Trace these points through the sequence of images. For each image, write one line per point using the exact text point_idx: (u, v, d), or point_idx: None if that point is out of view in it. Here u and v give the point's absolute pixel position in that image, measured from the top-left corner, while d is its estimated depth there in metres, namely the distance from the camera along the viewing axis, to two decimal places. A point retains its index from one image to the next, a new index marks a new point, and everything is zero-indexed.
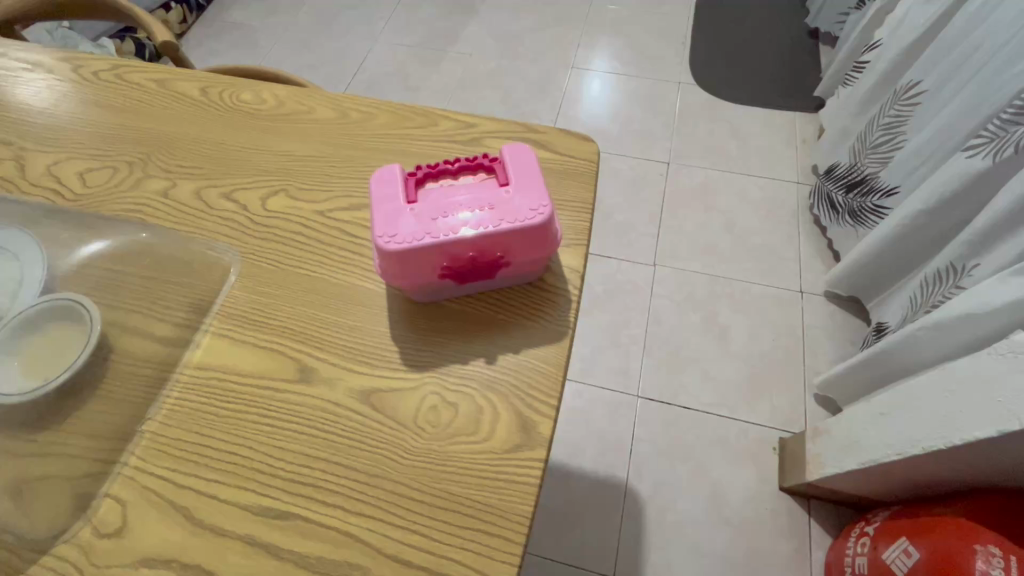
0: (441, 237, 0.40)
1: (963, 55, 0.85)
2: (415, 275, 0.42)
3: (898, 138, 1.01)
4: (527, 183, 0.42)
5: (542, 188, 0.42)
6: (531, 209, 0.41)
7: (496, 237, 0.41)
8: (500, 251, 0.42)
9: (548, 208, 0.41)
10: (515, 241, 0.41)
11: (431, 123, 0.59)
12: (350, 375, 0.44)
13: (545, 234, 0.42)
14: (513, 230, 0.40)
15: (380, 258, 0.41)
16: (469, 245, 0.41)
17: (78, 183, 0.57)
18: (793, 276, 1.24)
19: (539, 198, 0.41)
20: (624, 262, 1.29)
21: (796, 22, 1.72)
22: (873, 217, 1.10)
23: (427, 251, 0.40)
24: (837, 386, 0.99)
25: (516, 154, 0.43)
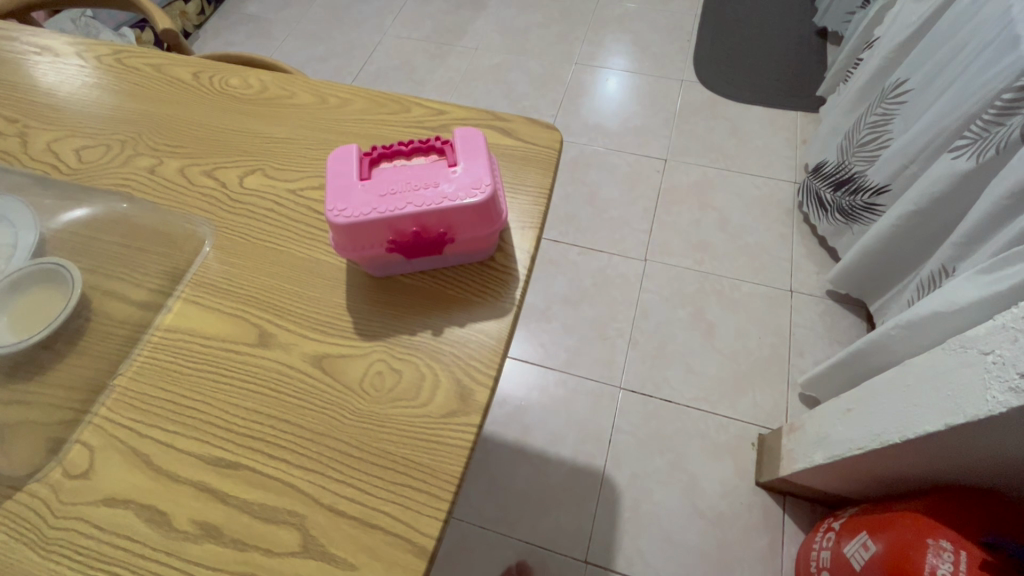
0: (388, 212, 0.42)
1: (949, 55, 0.85)
2: (365, 248, 0.45)
3: (884, 137, 1.01)
4: (473, 164, 0.44)
5: (489, 168, 0.44)
6: (474, 188, 0.43)
7: (439, 214, 0.43)
8: (444, 228, 0.44)
9: (490, 187, 0.43)
10: (457, 219, 0.43)
11: (403, 109, 0.62)
12: (306, 341, 0.47)
13: (491, 212, 0.44)
14: (457, 208, 0.43)
15: (332, 231, 0.44)
16: (413, 221, 0.43)
17: (75, 158, 0.62)
18: (784, 275, 1.24)
19: (484, 178, 0.43)
20: (616, 256, 1.30)
21: (804, 20, 1.70)
22: (865, 215, 1.08)
23: (373, 226, 0.43)
24: (820, 385, 0.99)
25: (466, 136, 0.45)
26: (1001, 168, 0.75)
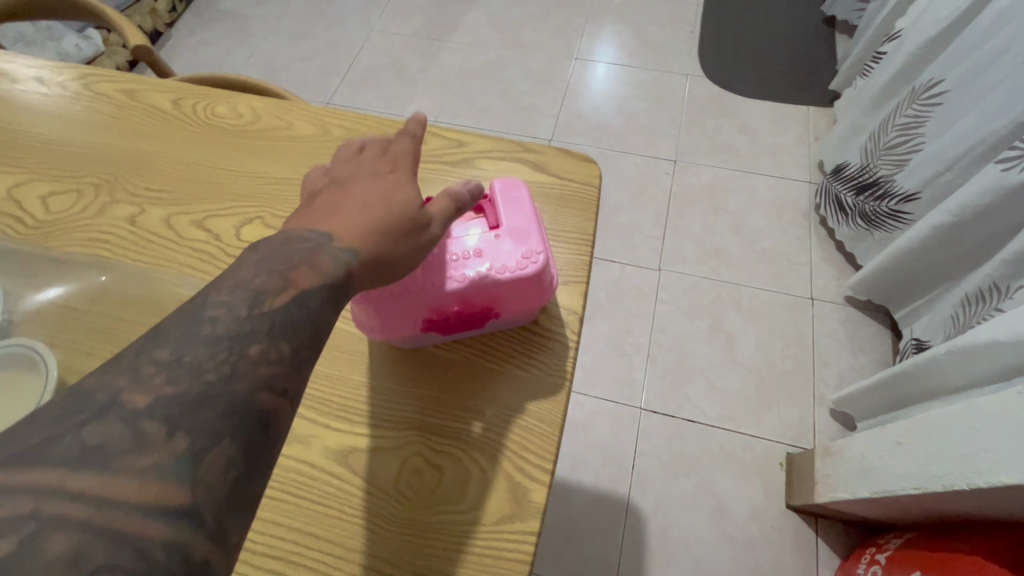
0: (426, 287, 0.38)
1: (990, 55, 0.80)
2: (398, 324, 0.40)
3: (915, 140, 0.96)
4: (519, 227, 0.40)
5: (536, 230, 0.41)
6: (523, 258, 0.39)
7: (486, 288, 0.39)
8: (489, 301, 0.40)
9: (541, 257, 0.40)
10: (505, 292, 0.40)
11: (419, 141, 0.55)
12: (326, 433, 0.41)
13: (542, 282, 0.40)
14: (506, 281, 0.39)
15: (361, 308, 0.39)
16: (456, 296, 0.39)
17: (40, 208, 0.53)
18: (804, 282, 1.19)
19: (533, 244, 0.40)
20: (628, 266, 1.24)
21: (811, 8, 1.63)
22: (889, 221, 1.03)
23: (408, 305, 0.39)
24: (857, 402, 0.96)
25: (505, 193, 0.41)
26: None
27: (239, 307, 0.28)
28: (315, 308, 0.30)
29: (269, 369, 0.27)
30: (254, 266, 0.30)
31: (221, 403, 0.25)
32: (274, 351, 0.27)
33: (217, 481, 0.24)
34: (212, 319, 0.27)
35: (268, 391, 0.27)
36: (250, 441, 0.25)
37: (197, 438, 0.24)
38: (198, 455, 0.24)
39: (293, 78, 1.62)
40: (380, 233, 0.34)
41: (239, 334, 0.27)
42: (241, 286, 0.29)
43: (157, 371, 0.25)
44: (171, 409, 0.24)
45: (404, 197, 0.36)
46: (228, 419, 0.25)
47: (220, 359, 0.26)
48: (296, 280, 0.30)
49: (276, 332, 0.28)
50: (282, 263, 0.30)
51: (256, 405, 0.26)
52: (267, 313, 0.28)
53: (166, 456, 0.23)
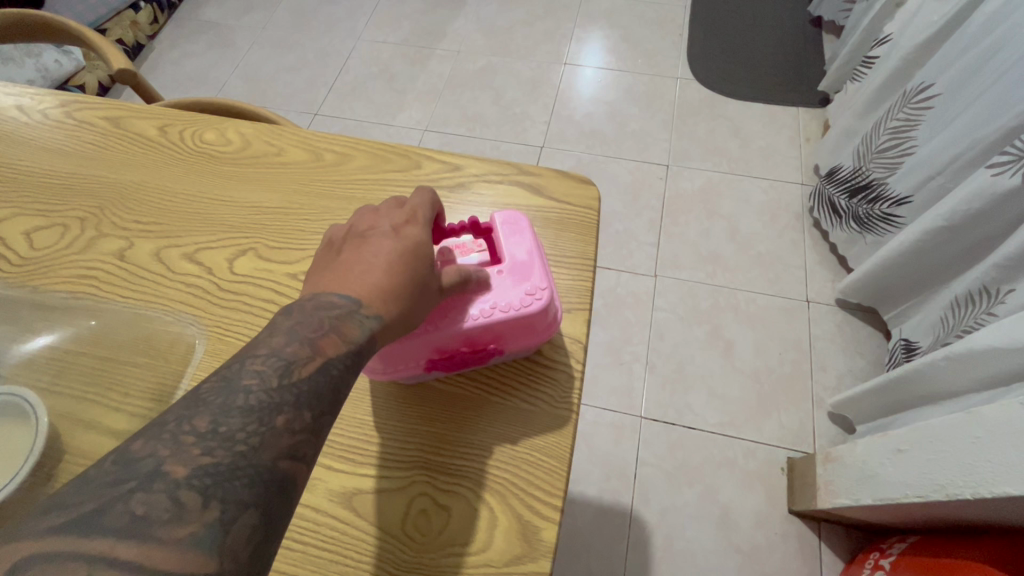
0: (425, 331, 0.39)
1: (980, 59, 0.81)
2: (402, 365, 0.41)
3: (907, 143, 0.97)
4: (522, 264, 0.41)
5: (538, 265, 0.41)
6: (528, 295, 0.40)
7: (491, 328, 0.40)
8: (494, 340, 0.41)
9: (546, 293, 0.40)
10: (510, 330, 0.40)
11: (414, 166, 0.54)
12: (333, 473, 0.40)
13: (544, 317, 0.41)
14: (506, 320, 0.39)
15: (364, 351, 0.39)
16: (462, 338, 0.40)
17: (25, 245, 0.52)
18: (799, 285, 1.20)
19: (537, 281, 0.40)
20: (625, 273, 1.24)
21: (797, 9, 1.64)
22: (881, 225, 1.04)
23: (409, 349, 0.39)
24: (854, 405, 0.96)
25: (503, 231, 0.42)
26: None
27: (270, 377, 0.29)
28: (338, 376, 0.31)
29: (294, 437, 0.27)
30: (287, 333, 0.31)
31: (249, 473, 0.26)
32: (299, 421, 0.28)
33: (244, 554, 0.24)
34: (246, 388, 0.28)
35: (293, 461, 0.27)
36: (275, 509, 0.26)
37: (231, 507, 0.24)
38: (228, 526, 0.24)
39: (280, 89, 1.60)
40: (400, 296, 0.35)
41: (269, 405, 0.27)
42: (274, 355, 0.30)
43: (196, 442, 0.25)
44: (208, 482, 0.24)
45: (422, 267, 0.37)
46: (256, 489, 0.25)
47: (251, 430, 0.26)
48: (323, 348, 0.31)
49: (302, 402, 0.29)
50: (312, 329, 0.31)
51: (281, 474, 0.27)
52: (296, 385, 0.29)
53: (204, 525, 0.23)
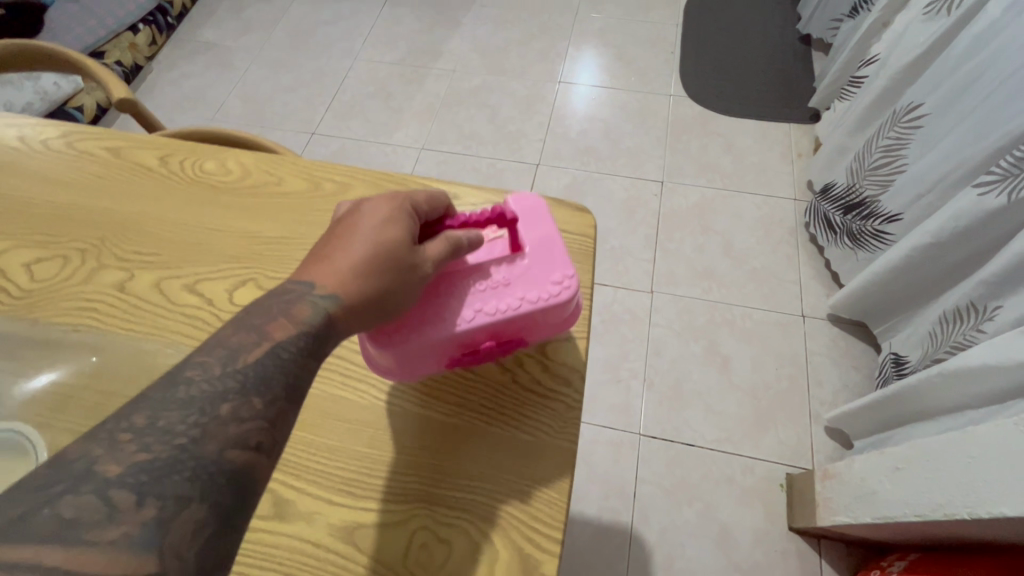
0: (456, 326, 0.41)
1: (965, 81, 0.83)
2: (432, 358, 0.42)
3: (897, 161, 0.98)
4: (547, 255, 0.43)
5: (562, 254, 0.43)
6: (555, 283, 0.42)
7: (520, 317, 0.42)
8: (521, 327, 0.43)
9: (572, 280, 0.42)
10: (537, 317, 0.42)
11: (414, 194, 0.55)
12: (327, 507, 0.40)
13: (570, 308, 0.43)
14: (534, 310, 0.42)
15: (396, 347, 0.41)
16: (490, 327, 0.41)
17: (24, 277, 0.52)
18: (794, 300, 1.21)
19: (563, 269, 0.42)
20: (621, 290, 1.24)
21: (787, 27, 1.68)
22: (873, 241, 1.06)
23: (439, 343, 0.41)
24: (851, 420, 0.96)
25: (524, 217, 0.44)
26: None
27: (213, 366, 0.31)
28: (287, 359, 0.33)
29: (239, 427, 0.30)
30: (241, 323, 0.34)
31: (190, 468, 0.28)
32: (247, 410, 0.30)
33: (185, 546, 0.26)
34: (186, 382, 0.30)
35: (239, 450, 0.29)
36: (224, 500, 0.28)
37: (169, 504, 0.26)
38: (166, 522, 0.26)
39: (278, 109, 1.62)
40: (368, 275, 0.37)
41: (211, 397, 0.30)
42: (219, 345, 0.32)
43: (131, 439, 0.27)
44: (148, 479, 0.27)
45: (393, 245, 0.39)
46: (198, 483, 0.28)
47: (190, 423, 0.29)
48: (272, 332, 0.33)
49: (246, 389, 0.31)
50: (267, 314, 0.34)
51: (227, 466, 0.29)
52: (241, 372, 0.31)
53: (143, 522, 0.25)
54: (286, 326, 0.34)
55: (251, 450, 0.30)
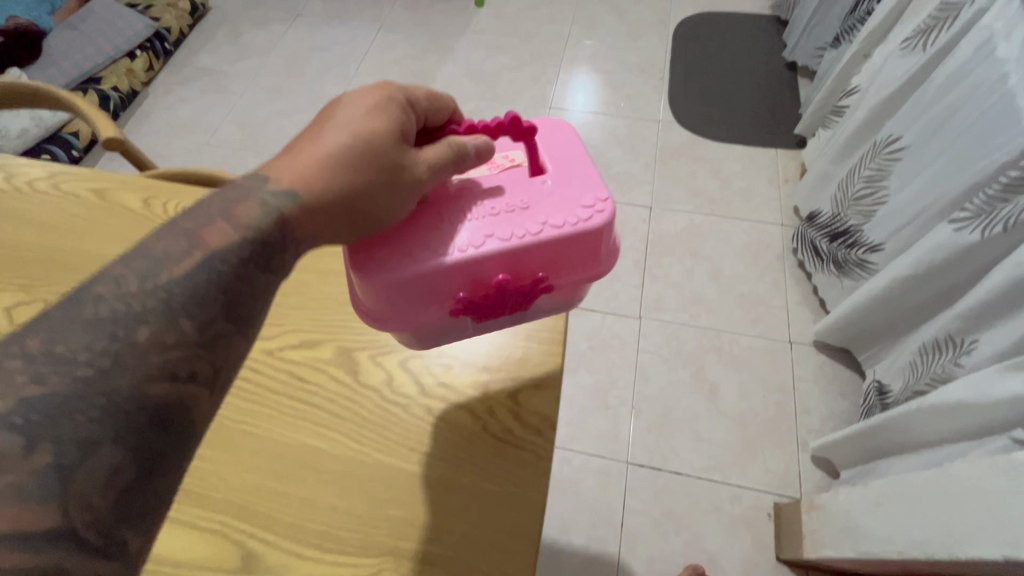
0: (462, 252, 0.38)
1: (942, 116, 0.85)
2: (449, 290, 0.40)
3: (879, 192, 0.99)
4: (576, 182, 0.42)
5: (592, 180, 0.42)
6: (586, 206, 0.41)
7: (547, 242, 0.40)
8: (547, 255, 0.41)
9: (604, 204, 0.41)
10: (564, 243, 0.40)
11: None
12: (296, 526, 0.41)
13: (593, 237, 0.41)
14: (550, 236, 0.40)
15: (414, 277, 0.38)
16: (514, 252, 0.39)
17: (5, 321, 0.53)
18: (782, 325, 1.21)
19: (593, 195, 0.41)
20: (610, 315, 1.25)
21: (773, 54, 1.71)
22: (857, 270, 1.06)
23: (445, 271, 0.39)
24: (836, 450, 0.96)
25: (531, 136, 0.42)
26: (1008, 246, 0.70)
27: (129, 283, 0.30)
28: (224, 272, 0.33)
29: (156, 360, 0.29)
30: (176, 229, 0.33)
31: (93, 408, 0.27)
32: (171, 336, 0.30)
33: (89, 493, 0.26)
34: (96, 303, 0.29)
35: (157, 382, 0.29)
36: (142, 438, 0.28)
37: (67, 453, 0.26)
38: (65, 472, 0.26)
39: (272, 134, 1.64)
40: (342, 172, 0.36)
41: (124, 322, 0.29)
42: (143, 255, 0.31)
43: (25, 367, 0.27)
44: (48, 416, 0.26)
45: (374, 141, 0.37)
46: (104, 427, 0.27)
47: (97, 352, 0.28)
48: (206, 238, 0.33)
49: (169, 313, 0.30)
50: (212, 214, 0.34)
51: (144, 401, 0.28)
52: (161, 291, 0.30)
53: (42, 464, 0.25)
54: (225, 231, 0.33)
55: (174, 381, 0.30)
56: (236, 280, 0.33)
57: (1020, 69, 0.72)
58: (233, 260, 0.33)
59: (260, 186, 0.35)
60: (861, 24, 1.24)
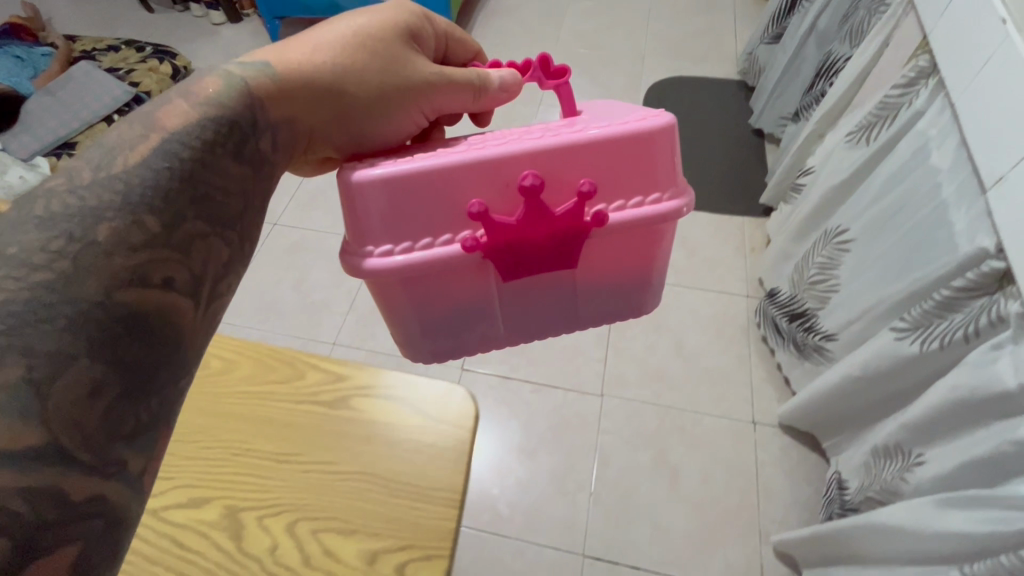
0: (504, 148, 0.46)
1: (884, 215, 0.85)
2: (490, 187, 0.47)
3: (831, 280, 0.99)
4: (616, 115, 0.51)
5: (634, 111, 0.51)
6: (633, 118, 0.48)
7: (594, 142, 0.47)
8: (589, 156, 0.47)
9: (652, 116, 0.48)
10: (608, 143, 0.47)
11: (333, 377, 0.55)
12: None
13: (639, 141, 0.47)
14: (596, 139, 0.46)
15: (464, 169, 0.45)
16: (558, 149, 0.46)
17: None
18: (745, 405, 1.19)
19: (636, 115, 0.49)
20: (571, 392, 1.23)
21: (741, 118, 1.73)
22: (815, 355, 1.04)
23: (484, 164, 0.45)
24: (794, 550, 0.93)
25: (571, 89, 0.56)
26: (946, 362, 0.69)
27: (82, 175, 0.33)
28: (188, 159, 0.37)
29: (128, 257, 0.32)
30: (159, 110, 0.38)
31: (69, 303, 0.29)
32: (136, 235, 0.32)
33: (69, 404, 0.28)
34: (48, 197, 0.32)
35: (127, 287, 0.31)
36: (116, 349, 0.30)
37: (41, 365, 0.27)
38: (45, 390, 0.27)
39: None
40: (342, 59, 0.50)
41: (88, 216, 0.32)
42: (105, 148, 0.35)
43: None
44: (9, 328, 0.27)
45: (376, 45, 0.52)
46: (81, 333, 0.29)
47: (52, 248, 0.30)
48: (162, 123, 0.37)
49: (131, 211, 0.33)
50: (187, 93, 0.40)
51: (115, 305, 0.31)
52: (120, 178, 0.34)
53: (13, 379, 0.26)
54: (180, 111, 0.38)
55: (143, 284, 0.32)
56: (202, 163, 0.37)
57: (951, 183, 0.72)
58: (200, 141, 0.38)
59: (257, 58, 0.46)
60: (817, 103, 1.26)
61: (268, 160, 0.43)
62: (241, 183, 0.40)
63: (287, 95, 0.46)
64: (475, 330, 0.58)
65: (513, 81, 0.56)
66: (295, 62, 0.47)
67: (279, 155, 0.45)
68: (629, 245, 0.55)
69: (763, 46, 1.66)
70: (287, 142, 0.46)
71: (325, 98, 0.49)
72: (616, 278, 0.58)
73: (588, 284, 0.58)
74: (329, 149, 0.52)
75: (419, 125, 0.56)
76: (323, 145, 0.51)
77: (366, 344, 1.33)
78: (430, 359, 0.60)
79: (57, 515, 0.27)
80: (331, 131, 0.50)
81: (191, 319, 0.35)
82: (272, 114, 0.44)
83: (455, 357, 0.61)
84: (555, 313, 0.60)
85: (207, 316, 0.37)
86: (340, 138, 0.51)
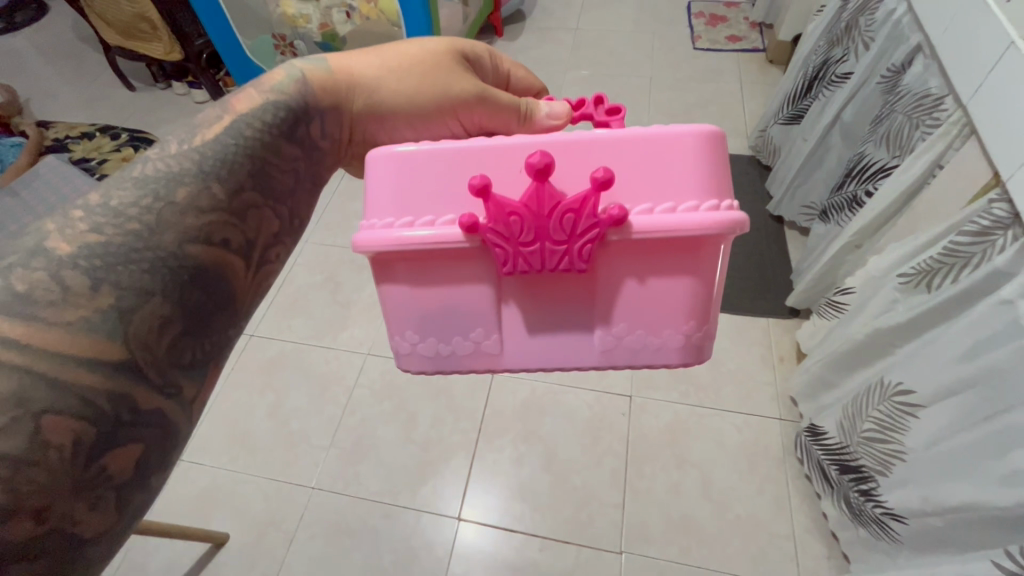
0: (518, 137, 0.48)
1: (965, 392, 0.70)
2: (500, 173, 0.48)
3: (892, 444, 0.83)
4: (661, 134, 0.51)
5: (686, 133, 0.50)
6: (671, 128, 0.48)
7: (615, 140, 0.47)
8: (611, 156, 0.47)
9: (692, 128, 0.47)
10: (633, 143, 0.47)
11: None
12: None
13: (665, 145, 0.47)
14: (629, 134, 0.47)
15: (472, 151, 0.48)
16: (575, 141, 0.47)
17: None
18: (788, 564, 1.03)
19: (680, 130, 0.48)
20: (586, 548, 1.06)
21: (758, 200, 1.60)
22: (873, 525, 0.88)
23: (492, 149, 0.48)
24: None
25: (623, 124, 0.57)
26: None
27: (169, 146, 0.44)
28: (248, 137, 0.47)
29: (196, 218, 0.42)
30: (232, 95, 0.50)
31: (150, 250, 0.39)
32: (204, 202, 0.43)
33: (149, 325, 0.38)
34: (145, 162, 0.43)
35: (194, 244, 0.41)
36: (184, 294, 0.40)
37: (131, 298, 0.37)
38: (140, 306, 0.38)
39: None
40: (393, 67, 0.59)
41: (171, 176, 0.42)
42: (172, 139, 0.45)
43: (85, 213, 0.39)
44: (109, 264, 0.37)
45: (428, 55, 0.60)
46: (156, 275, 0.39)
47: (142, 201, 0.40)
48: (233, 104, 0.49)
49: (201, 180, 0.43)
50: (257, 83, 0.52)
51: (185, 255, 0.41)
52: (194, 153, 0.44)
53: (105, 305, 0.36)
54: (248, 99, 0.50)
55: (206, 242, 0.42)
56: (263, 144, 0.48)
57: None
58: (260, 126, 0.49)
59: (324, 58, 0.57)
60: (851, 207, 1.13)
61: (317, 146, 0.54)
62: (292, 163, 0.51)
63: (335, 85, 0.56)
64: (473, 330, 0.54)
65: (561, 110, 0.61)
66: (362, 67, 0.58)
67: (323, 141, 0.55)
68: (654, 260, 0.51)
69: (777, 126, 1.54)
70: (332, 131, 0.56)
71: (365, 94, 0.58)
72: (641, 291, 0.52)
73: (611, 297, 0.52)
74: (370, 144, 0.61)
75: (457, 136, 0.62)
76: (363, 140, 0.60)
77: (349, 488, 1.16)
78: (424, 357, 0.55)
79: (132, 414, 0.37)
80: (371, 128, 0.59)
81: (242, 278, 0.45)
82: (324, 104, 0.54)
83: (446, 369, 0.56)
84: (572, 327, 0.54)
85: (257, 279, 0.48)
86: (379, 133, 0.60)
